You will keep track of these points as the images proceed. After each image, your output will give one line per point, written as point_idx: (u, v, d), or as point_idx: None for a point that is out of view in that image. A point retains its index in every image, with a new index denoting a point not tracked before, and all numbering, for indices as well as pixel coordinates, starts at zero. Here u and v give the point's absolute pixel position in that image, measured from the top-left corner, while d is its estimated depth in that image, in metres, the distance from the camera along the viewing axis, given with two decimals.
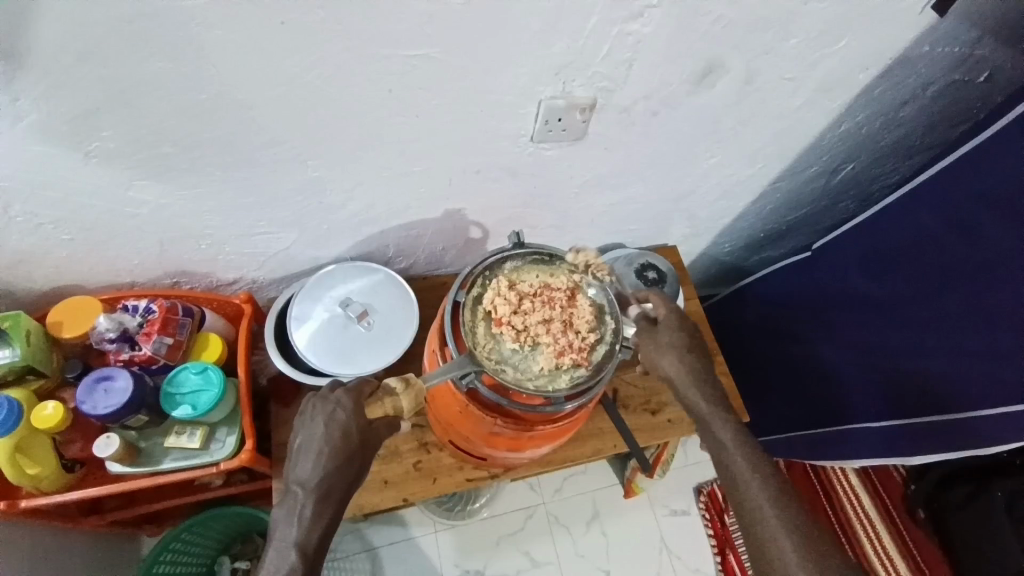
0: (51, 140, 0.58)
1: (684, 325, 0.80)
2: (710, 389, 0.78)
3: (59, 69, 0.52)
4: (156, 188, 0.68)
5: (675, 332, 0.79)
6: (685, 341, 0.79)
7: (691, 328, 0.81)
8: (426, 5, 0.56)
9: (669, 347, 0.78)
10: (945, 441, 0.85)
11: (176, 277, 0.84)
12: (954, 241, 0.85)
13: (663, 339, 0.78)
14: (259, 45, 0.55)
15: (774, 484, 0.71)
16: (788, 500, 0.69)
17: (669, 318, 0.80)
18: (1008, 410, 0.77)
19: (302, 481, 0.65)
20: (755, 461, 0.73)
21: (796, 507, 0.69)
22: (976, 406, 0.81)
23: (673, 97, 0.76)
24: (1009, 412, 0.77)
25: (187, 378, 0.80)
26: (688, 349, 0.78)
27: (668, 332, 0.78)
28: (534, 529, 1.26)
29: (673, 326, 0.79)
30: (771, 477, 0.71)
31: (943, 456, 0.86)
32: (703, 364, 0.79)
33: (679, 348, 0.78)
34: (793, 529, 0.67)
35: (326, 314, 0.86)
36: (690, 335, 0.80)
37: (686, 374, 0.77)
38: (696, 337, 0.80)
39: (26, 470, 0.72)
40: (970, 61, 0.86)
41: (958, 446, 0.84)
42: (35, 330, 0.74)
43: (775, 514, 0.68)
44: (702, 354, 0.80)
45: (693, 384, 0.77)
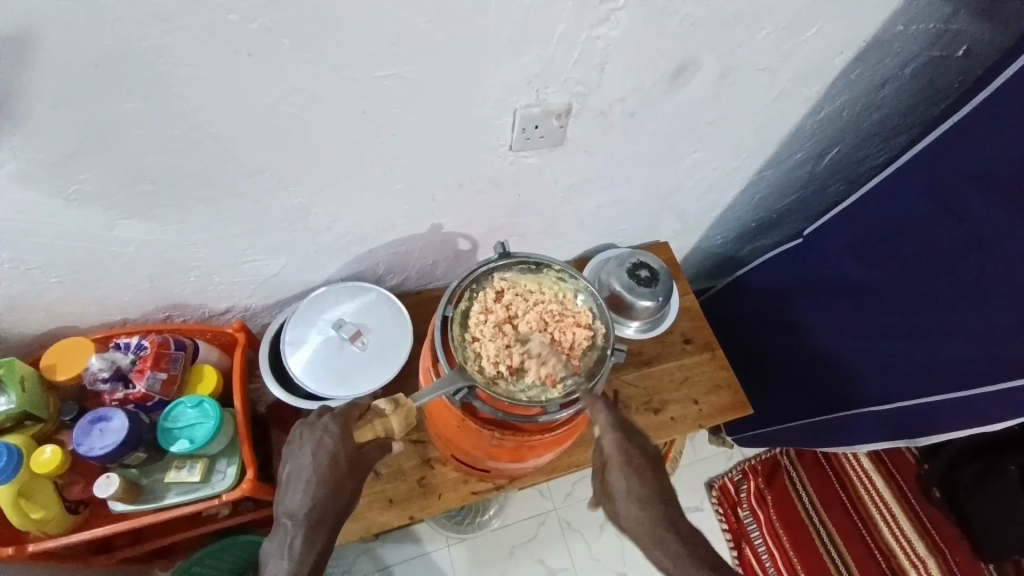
0: (30, 186, 0.59)
1: (637, 459, 0.66)
2: (684, 541, 0.63)
3: (34, 117, 0.53)
4: (139, 226, 0.68)
5: (625, 475, 0.65)
6: (640, 483, 0.65)
7: (647, 458, 0.67)
8: (391, 26, 0.56)
9: (622, 494, 0.64)
10: (947, 420, 0.86)
11: (167, 311, 0.84)
12: (945, 219, 0.84)
13: (613, 484, 0.65)
14: (226, 79, 0.55)
15: None
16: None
17: (614, 455, 0.66)
18: (1004, 389, 0.77)
19: (290, 513, 0.64)
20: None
21: None
22: (976, 385, 0.80)
23: (650, 95, 0.76)
24: (1005, 390, 0.77)
25: (183, 413, 0.80)
26: (642, 491, 0.64)
27: (618, 478, 0.65)
28: (547, 537, 1.25)
29: (621, 468, 0.65)
30: None
31: (943, 436, 0.87)
32: (664, 507, 0.64)
33: (632, 492, 0.64)
34: None
35: (319, 337, 0.86)
36: (642, 474, 0.65)
37: (647, 527, 0.63)
38: (652, 473, 0.66)
39: (31, 514, 0.73)
40: (947, 37, 0.84)
41: (960, 425, 0.84)
42: (30, 374, 0.75)
43: None
44: (662, 491, 0.65)
45: (656, 541, 0.63)
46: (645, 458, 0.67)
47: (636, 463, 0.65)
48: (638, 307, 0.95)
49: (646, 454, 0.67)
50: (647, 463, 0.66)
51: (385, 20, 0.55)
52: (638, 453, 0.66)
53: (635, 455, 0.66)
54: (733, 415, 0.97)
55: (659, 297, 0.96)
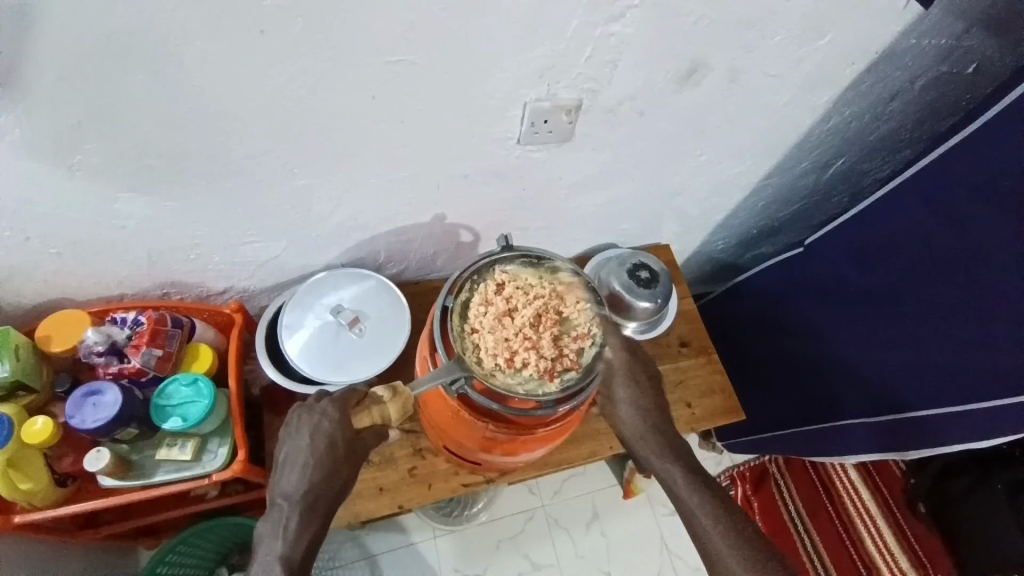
0: (34, 156, 0.58)
1: (637, 372, 0.77)
2: (661, 442, 0.76)
3: (40, 87, 0.52)
4: (141, 202, 0.68)
5: (625, 380, 0.76)
6: (635, 394, 0.77)
7: (647, 377, 0.78)
8: (404, 12, 0.56)
9: (619, 395, 0.77)
10: (945, 433, 0.85)
11: (166, 288, 0.84)
12: (945, 232, 0.85)
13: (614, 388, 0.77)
14: (235, 57, 0.55)
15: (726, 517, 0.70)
16: (747, 554, 0.66)
17: (619, 366, 0.76)
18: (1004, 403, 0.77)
19: (286, 495, 0.64)
20: (718, 520, 0.69)
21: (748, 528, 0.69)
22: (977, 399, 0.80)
23: (659, 96, 0.76)
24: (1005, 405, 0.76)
25: (177, 391, 0.80)
26: (636, 396, 0.76)
27: (619, 386, 0.77)
28: (534, 533, 1.25)
29: (623, 374, 0.77)
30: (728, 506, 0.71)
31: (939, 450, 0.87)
32: (655, 411, 0.77)
33: (628, 394, 0.76)
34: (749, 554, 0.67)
35: (317, 322, 0.85)
36: (637, 389, 0.77)
37: (637, 428, 0.77)
38: (648, 384, 0.77)
39: (19, 485, 0.72)
40: (957, 53, 0.85)
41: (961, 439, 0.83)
42: (24, 344, 0.75)
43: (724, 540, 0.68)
44: (655, 404, 0.78)
45: (643, 434, 0.76)
46: (646, 374, 0.78)
47: (638, 375, 0.77)
48: (636, 308, 0.96)
49: (645, 374, 0.78)
50: (643, 383, 0.77)
51: (396, 5, 0.55)
52: (639, 367, 0.77)
53: (634, 377, 0.77)
54: (727, 419, 0.98)
55: (658, 298, 0.96)
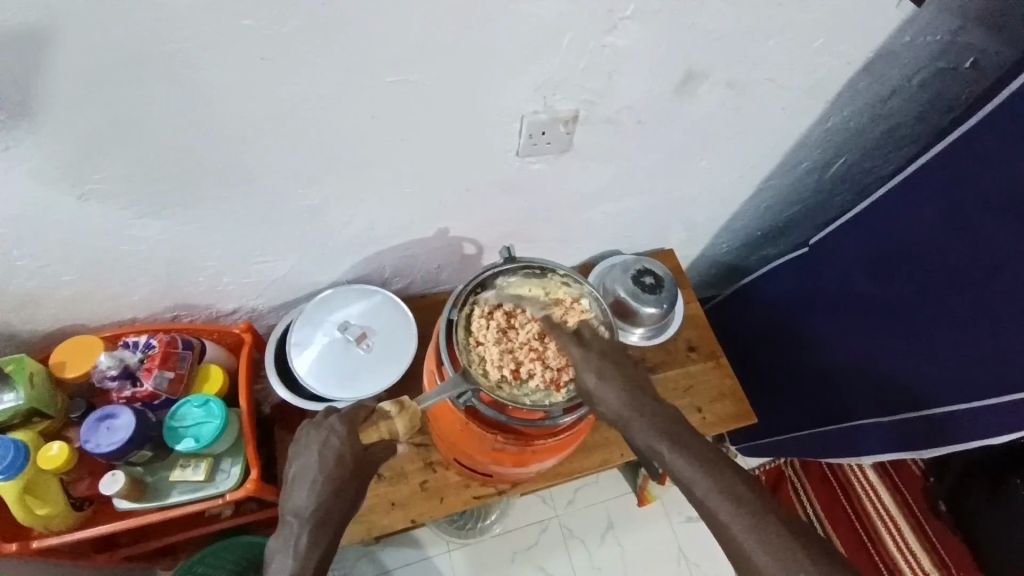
0: (44, 185, 0.60)
1: (598, 361, 0.66)
2: (654, 423, 0.63)
3: (48, 118, 0.54)
4: (150, 227, 0.69)
5: (590, 372, 0.66)
6: (607, 376, 0.65)
7: (611, 357, 0.68)
8: (400, 35, 0.57)
9: (593, 388, 0.65)
10: (960, 433, 0.84)
11: (176, 311, 0.85)
12: (947, 234, 0.84)
13: (584, 382, 0.66)
14: (236, 83, 0.56)
15: (742, 500, 0.58)
16: (771, 537, 0.56)
17: (577, 360, 0.67)
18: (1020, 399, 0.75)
19: (297, 511, 0.64)
20: (733, 502, 0.58)
21: (769, 509, 0.58)
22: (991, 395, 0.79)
23: (657, 104, 0.76)
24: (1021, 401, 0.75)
25: (189, 412, 0.80)
26: (611, 385, 0.65)
27: (588, 378, 0.66)
28: (548, 544, 1.24)
29: (586, 365, 0.66)
30: (740, 485, 0.60)
31: (955, 450, 0.86)
32: (640, 394, 0.65)
33: (601, 384, 0.65)
34: (781, 539, 0.56)
35: (325, 338, 0.86)
36: (605, 371, 0.66)
37: (624, 413, 0.64)
38: (617, 369, 0.66)
39: (36, 510, 0.74)
40: (953, 49, 0.85)
41: (982, 437, 0.82)
42: (39, 371, 0.76)
43: (749, 526, 0.57)
44: (635, 382, 0.66)
45: (633, 425, 0.64)
46: (611, 358, 0.67)
47: (598, 364, 0.66)
48: (642, 314, 0.95)
49: (608, 352, 0.68)
50: (610, 361, 0.67)
51: (395, 28, 0.56)
52: (598, 356, 0.67)
53: (596, 358, 0.67)
54: (738, 423, 0.97)
55: (664, 304, 0.96)
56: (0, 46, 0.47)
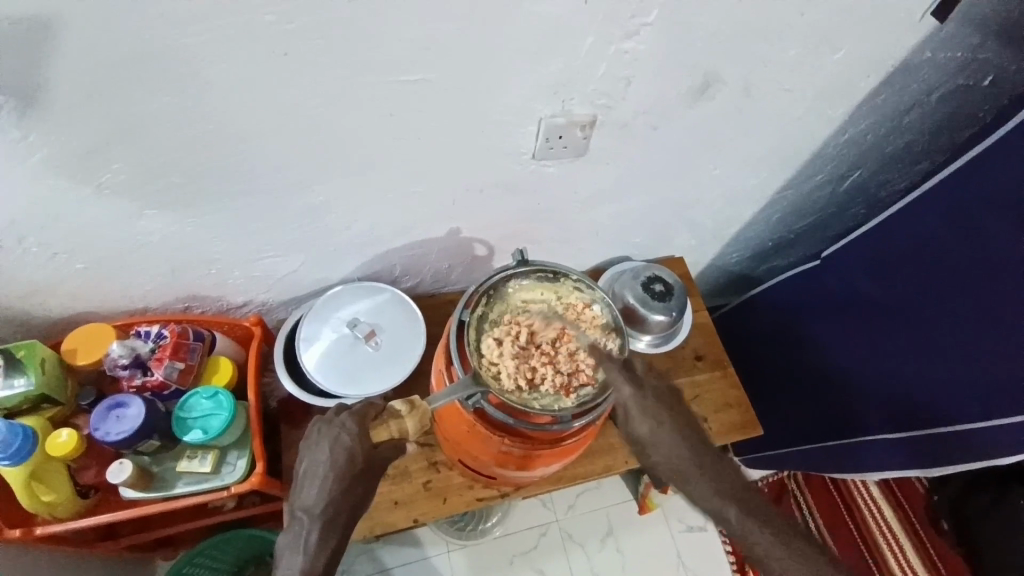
0: (64, 173, 0.60)
1: (651, 404, 0.71)
2: (707, 470, 0.68)
3: (72, 106, 0.54)
4: (165, 217, 0.70)
5: (645, 419, 0.70)
6: (661, 422, 0.70)
7: (661, 398, 0.72)
8: (421, 34, 0.57)
9: (646, 434, 0.70)
10: (971, 450, 0.83)
11: (187, 302, 0.86)
12: (960, 249, 0.84)
13: (637, 428, 0.71)
14: (258, 76, 0.57)
15: (784, 537, 0.64)
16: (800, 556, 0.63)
17: (630, 403, 0.70)
18: None
19: (307, 507, 0.65)
20: (781, 544, 0.64)
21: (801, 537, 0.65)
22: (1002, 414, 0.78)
23: (673, 111, 0.77)
24: None
25: (198, 403, 0.81)
26: (664, 432, 0.70)
27: (641, 424, 0.70)
28: (547, 549, 1.24)
29: (640, 411, 0.70)
30: (780, 522, 0.66)
31: (964, 467, 0.85)
32: (687, 441, 0.70)
33: (652, 430, 0.70)
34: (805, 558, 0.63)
35: (333, 334, 0.86)
36: (660, 417, 0.70)
37: (679, 460, 0.69)
38: (668, 415, 0.71)
39: (41, 497, 0.74)
40: (972, 65, 0.84)
41: (992, 455, 0.80)
42: (50, 356, 0.77)
43: (788, 558, 0.63)
44: (687, 430, 0.71)
45: (685, 469, 0.68)
46: (660, 403, 0.71)
47: (651, 408, 0.70)
48: (651, 320, 0.95)
49: (661, 395, 0.72)
50: (663, 405, 0.71)
51: (416, 27, 0.56)
52: (651, 398, 0.71)
53: (649, 400, 0.71)
54: (743, 433, 0.97)
55: (672, 311, 0.96)
56: (28, 33, 0.48)
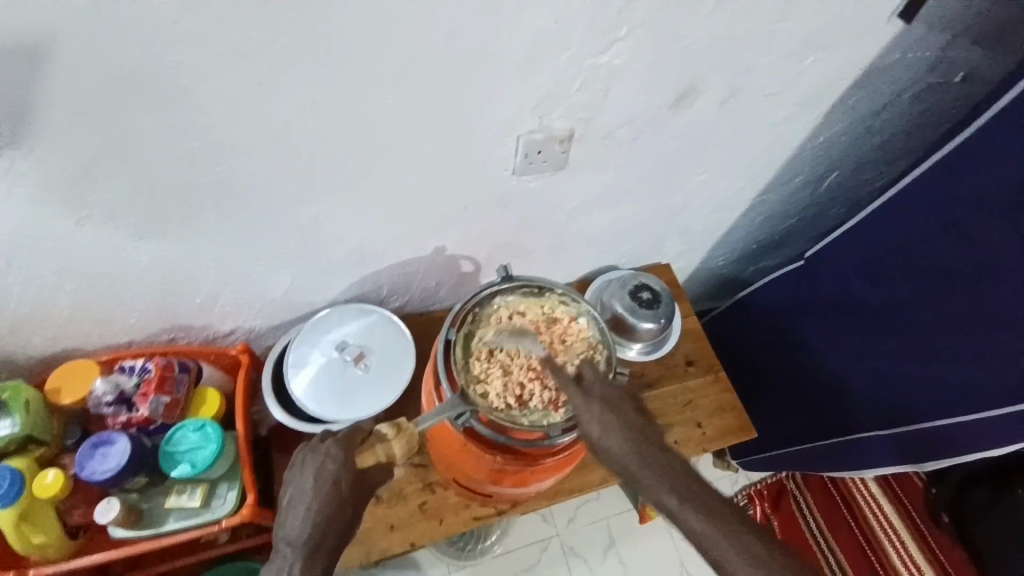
0: (42, 209, 0.60)
1: (603, 405, 0.65)
2: (659, 471, 0.62)
3: (46, 142, 0.54)
4: (146, 248, 0.69)
5: (596, 420, 0.64)
6: (612, 425, 0.64)
7: (613, 398, 0.67)
8: (395, 58, 0.58)
9: (596, 437, 0.64)
10: (971, 443, 0.83)
11: (173, 332, 0.84)
12: (948, 243, 0.84)
13: (587, 430, 0.65)
14: (235, 107, 0.57)
15: (751, 544, 0.58)
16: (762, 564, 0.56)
17: (580, 407, 0.65)
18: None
19: (291, 539, 0.64)
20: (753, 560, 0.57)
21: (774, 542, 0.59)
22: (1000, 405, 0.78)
23: (651, 120, 0.77)
24: None
25: (185, 436, 0.80)
26: (614, 433, 0.63)
27: (590, 426, 0.64)
28: (549, 563, 1.23)
29: (591, 412, 0.65)
30: (744, 525, 0.60)
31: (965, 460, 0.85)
32: (641, 442, 0.64)
33: (603, 431, 0.64)
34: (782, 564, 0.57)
35: (322, 358, 0.86)
36: (605, 421, 0.64)
37: (630, 465, 0.63)
38: (621, 416, 0.65)
39: (32, 539, 0.73)
40: (944, 64, 0.86)
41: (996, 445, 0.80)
42: (35, 397, 0.76)
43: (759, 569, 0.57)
44: (640, 430, 0.65)
45: (639, 473, 0.62)
46: (613, 402, 0.66)
47: (602, 409, 0.65)
48: (640, 329, 0.95)
49: (611, 397, 0.66)
50: (613, 406, 0.65)
51: (394, 52, 0.57)
52: (602, 399, 0.66)
53: (593, 404, 0.65)
54: (738, 437, 0.97)
55: (660, 319, 0.96)
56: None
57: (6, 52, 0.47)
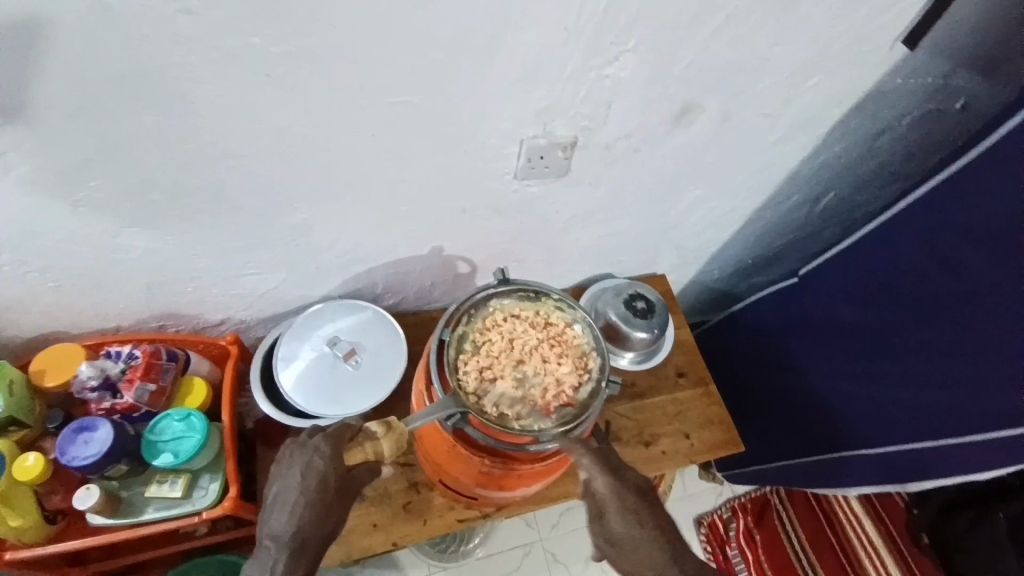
0: (37, 192, 0.59)
1: (631, 499, 0.66)
2: None
3: (45, 125, 0.53)
4: (141, 235, 0.68)
5: (622, 517, 0.65)
6: (638, 522, 0.65)
7: (638, 488, 0.68)
8: (402, 56, 0.57)
9: (620, 534, 0.65)
10: (958, 464, 0.83)
11: (163, 319, 0.83)
12: (934, 270, 0.85)
13: (611, 527, 0.66)
14: (238, 98, 0.56)
15: None
16: None
17: (607, 502, 0.66)
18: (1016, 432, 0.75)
19: (274, 535, 0.63)
20: None
21: None
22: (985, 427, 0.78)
23: (654, 133, 0.77)
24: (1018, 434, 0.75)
25: (169, 425, 0.78)
26: (639, 532, 0.65)
27: (615, 524, 0.65)
28: (531, 568, 1.22)
29: (619, 508, 0.66)
30: None
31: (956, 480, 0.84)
32: (665, 539, 0.66)
33: (629, 530, 0.65)
34: None
35: (313, 353, 0.85)
36: (640, 516, 0.66)
37: (655, 567, 0.64)
38: (646, 510, 0.66)
39: (9, 522, 0.71)
40: (945, 90, 0.87)
41: (984, 467, 0.80)
42: (18, 378, 0.74)
43: None
44: (663, 526, 0.66)
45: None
46: (640, 496, 0.67)
47: (630, 501, 0.66)
48: (633, 338, 0.96)
49: (636, 488, 0.68)
50: (642, 498, 0.67)
51: (400, 51, 0.57)
52: (631, 490, 0.67)
53: (629, 496, 0.66)
54: (726, 451, 0.97)
55: (654, 330, 0.96)
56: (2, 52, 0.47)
57: (6, 30, 0.46)
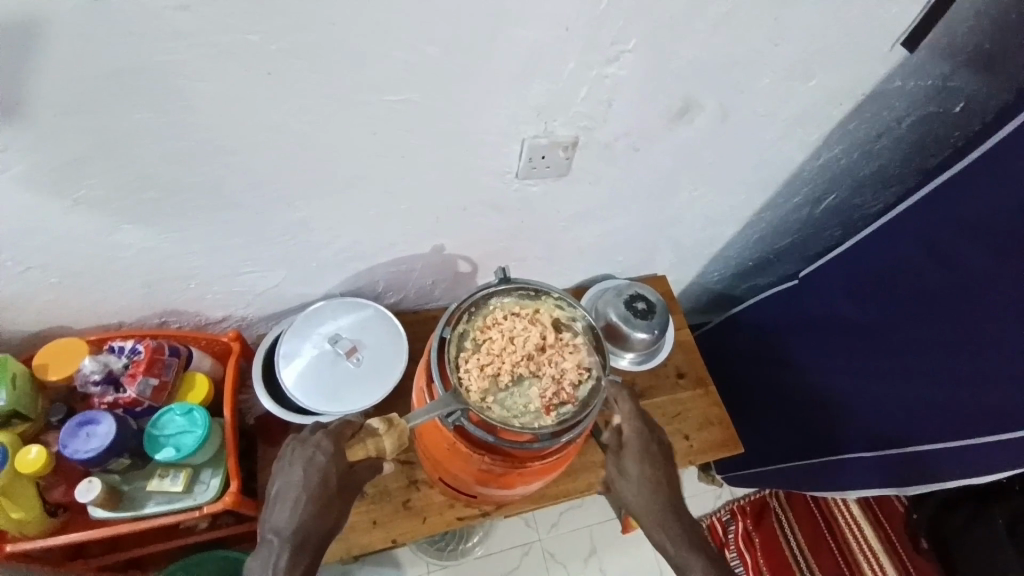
0: (39, 188, 0.59)
1: (651, 448, 0.76)
2: (682, 523, 0.74)
3: (48, 120, 0.54)
4: (141, 231, 0.68)
5: (640, 460, 0.75)
6: (652, 468, 0.75)
7: (660, 442, 0.77)
8: (402, 52, 0.57)
9: (632, 475, 0.75)
10: (956, 467, 0.83)
11: (165, 316, 0.84)
12: (931, 267, 0.86)
13: (627, 466, 0.75)
14: (238, 94, 0.57)
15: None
16: None
17: (631, 443, 0.76)
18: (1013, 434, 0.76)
19: (277, 530, 0.64)
20: None
21: None
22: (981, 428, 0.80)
23: (653, 133, 0.78)
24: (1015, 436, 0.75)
25: (171, 420, 0.79)
26: (651, 476, 0.75)
27: (633, 463, 0.75)
28: (530, 568, 1.22)
29: (639, 451, 0.75)
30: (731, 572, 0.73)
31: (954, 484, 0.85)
32: (669, 489, 0.75)
33: (642, 473, 0.75)
34: None
35: (313, 351, 0.85)
36: (654, 463, 0.75)
37: (656, 507, 0.74)
38: (663, 461, 0.76)
39: (10, 514, 0.71)
40: (944, 92, 0.88)
41: (980, 470, 0.81)
42: (21, 372, 0.75)
43: None
44: (670, 479, 0.76)
45: (661, 519, 0.74)
46: (659, 449, 0.76)
47: (650, 449, 0.76)
48: (633, 338, 0.96)
49: (659, 442, 0.77)
50: (661, 451, 0.76)
51: (401, 48, 0.57)
52: (654, 441, 0.76)
53: (650, 445, 0.76)
54: (725, 452, 0.97)
55: (654, 331, 0.96)
56: (5, 48, 0.47)
57: (9, 25, 0.46)
